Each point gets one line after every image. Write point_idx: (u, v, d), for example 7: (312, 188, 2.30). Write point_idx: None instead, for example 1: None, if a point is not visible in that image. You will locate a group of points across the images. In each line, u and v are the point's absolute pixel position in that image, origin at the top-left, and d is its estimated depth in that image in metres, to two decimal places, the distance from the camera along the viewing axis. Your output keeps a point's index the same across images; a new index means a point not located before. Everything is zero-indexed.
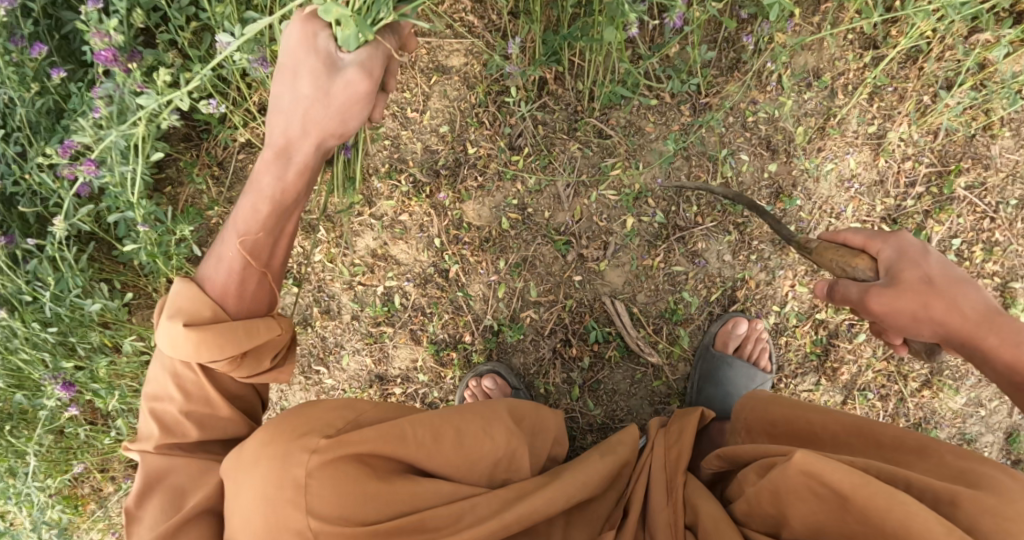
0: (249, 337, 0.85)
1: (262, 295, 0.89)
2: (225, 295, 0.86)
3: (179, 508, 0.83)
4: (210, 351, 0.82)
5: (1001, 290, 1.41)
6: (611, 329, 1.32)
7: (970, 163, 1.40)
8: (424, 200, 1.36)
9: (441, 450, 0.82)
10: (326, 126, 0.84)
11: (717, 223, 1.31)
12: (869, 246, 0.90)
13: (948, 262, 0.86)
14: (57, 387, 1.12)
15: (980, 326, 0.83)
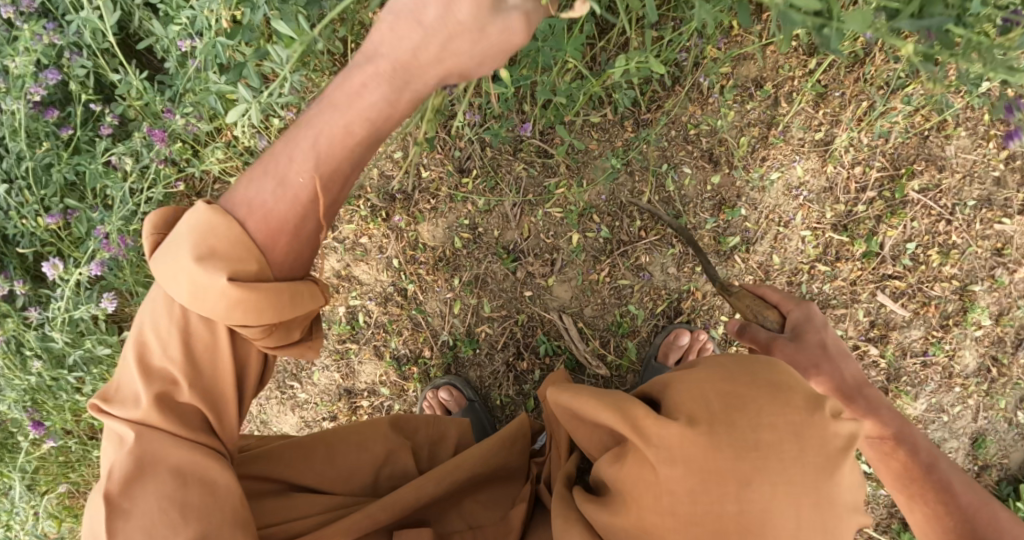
0: (291, 308, 0.78)
1: (303, 249, 0.79)
2: (273, 238, 0.75)
3: (130, 498, 0.76)
4: (255, 310, 0.74)
5: (960, 293, 1.39)
6: (559, 342, 1.38)
7: (924, 166, 1.39)
8: (381, 223, 1.44)
9: (315, 468, 0.98)
10: (459, 68, 0.69)
11: (661, 237, 1.34)
12: (783, 305, 0.97)
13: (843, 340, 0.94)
14: (28, 426, 1.30)
15: (856, 394, 0.90)
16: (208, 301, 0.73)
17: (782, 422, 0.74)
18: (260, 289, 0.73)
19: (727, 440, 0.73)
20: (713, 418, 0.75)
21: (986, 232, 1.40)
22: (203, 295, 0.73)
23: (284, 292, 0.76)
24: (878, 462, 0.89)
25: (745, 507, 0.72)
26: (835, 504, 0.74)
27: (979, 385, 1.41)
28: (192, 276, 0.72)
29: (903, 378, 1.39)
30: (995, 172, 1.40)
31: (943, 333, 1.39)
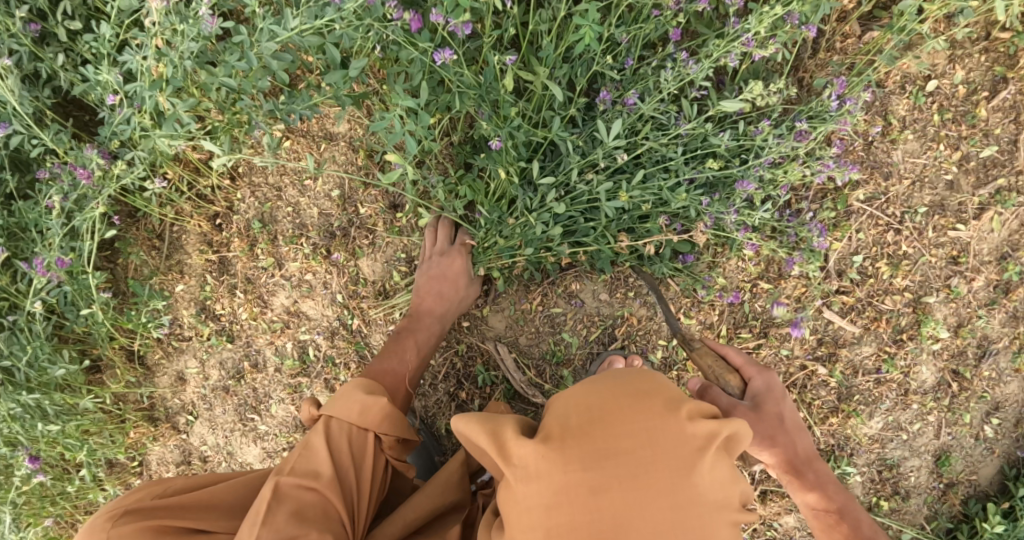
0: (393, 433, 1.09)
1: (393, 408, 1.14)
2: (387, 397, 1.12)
3: None
4: (390, 426, 1.07)
5: (913, 306, 1.33)
6: (496, 372, 1.38)
7: (869, 174, 1.34)
8: (324, 260, 1.47)
9: None
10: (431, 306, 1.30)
11: (590, 263, 1.34)
12: (744, 370, 1.16)
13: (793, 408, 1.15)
14: (26, 459, 1.37)
15: (803, 462, 1.11)
16: (366, 417, 1.06)
17: (638, 429, 0.76)
18: (393, 409, 1.08)
19: (578, 452, 0.75)
20: (568, 434, 0.77)
21: (939, 240, 1.33)
22: (368, 413, 1.06)
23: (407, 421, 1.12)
24: (820, 529, 1.09)
25: (598, 515, 0.73)
26: (694, 506, 0.74)
27: (940, 401, 1.35)
28: (360, 401, 1.07)
29: (856, 397, 1.34)
30: (947, 176, 1.34)
31: (897, 348, 1.33)
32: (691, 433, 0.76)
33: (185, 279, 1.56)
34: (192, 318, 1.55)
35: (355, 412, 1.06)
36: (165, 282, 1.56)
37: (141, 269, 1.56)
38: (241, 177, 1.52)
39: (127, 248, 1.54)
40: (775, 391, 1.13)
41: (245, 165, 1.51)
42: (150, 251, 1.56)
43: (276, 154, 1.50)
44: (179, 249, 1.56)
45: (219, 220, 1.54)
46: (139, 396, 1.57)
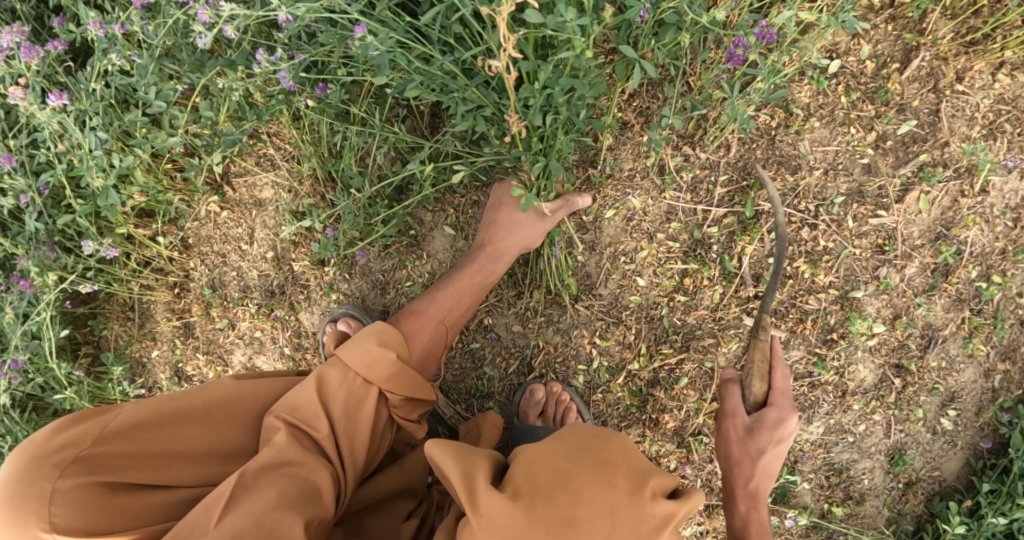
0: (421, 389, 1.08)
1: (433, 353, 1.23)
2: (418, 338, 1.20)
3: (279, 477, 0.91)
4: (396, 386, 1.03)
5: (841, 303, 1.26)
6: (428, 410, 1.41)
7: (776, 170, 1.28)
8: (266, 318, 1.55)
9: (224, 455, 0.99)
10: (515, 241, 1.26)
11: (500, 297, 1.35)
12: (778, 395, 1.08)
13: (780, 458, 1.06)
14: None
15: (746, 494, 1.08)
16: (376, 369, 1.02)
17: (602, 501, 0.76)
18: (401, 366, 1.04)
19: (543, 520, 0.75)
20: (536, 493, 0.77)
21: (862, 229, 1.26)
22: (375, 366, 1.02)
23: (415, 379, 1.08)
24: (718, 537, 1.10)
25: None
26: None
27: (883, 398, 1.28)
28: (370, 352, 1.03)
29: (791, 403, 1.28)
30: (864, 160, 1.26)
31: (827, 349, 1.27)
32: (652, 511, 0.78)
33: (159, 345, 1.66)
34: (168, 381, 1.65)
35: (364, 361, 1.02)
36: (139, 349, 1.67)
37: (119, 342, 1.67)
38: (192, 247, 1.61)
39: (102, 325, 1.65)
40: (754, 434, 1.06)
41: (192, 236, 1.60)
42: (126, 322, 1.66)
43: (217, 224, 1.58)
44: (150, 316, 1.65)
45: (178, 288, 1.63)
46: None
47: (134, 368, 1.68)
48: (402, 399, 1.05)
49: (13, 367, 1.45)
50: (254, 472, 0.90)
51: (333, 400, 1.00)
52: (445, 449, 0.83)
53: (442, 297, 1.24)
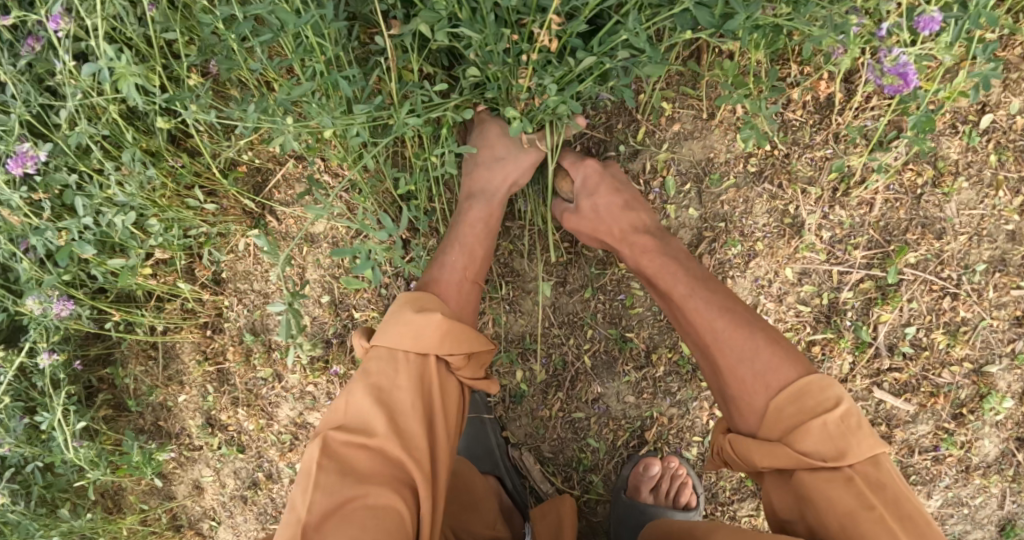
0: (467, 339, 0.93)
1: (468, 304, 1.03)
2: (460, 305, 1.01)
3: (350, 509, 0.81)
4: (453, 345, 0.91)
5: (974, 377, 1.20)
6: (524, 481, 1.27)
7: (920, 234, 1.18)
8: (322, 372, 1.37)
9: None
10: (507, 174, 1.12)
11: (611, 363, 1.21)
12: (571, 167, 1.12)
13: (623, 189, 1.09)
14: None
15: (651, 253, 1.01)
16: (424, 336, 0.90)
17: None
18: (451, 324, 0.92)
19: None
20: None
21: (1002, 300, 1.18)
22: (421, 333, 0.90)
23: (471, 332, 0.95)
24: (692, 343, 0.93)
25: None
26: None
27: (1004, 473, 1.22)
28: (413, 322, 0.91)
29: (912, 476, 1.23)
30: (1008, 226, 1.17)
31: (956, 424, 1.21)
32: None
33: (187, 390, 1.45)
34: (199, 430, 1.45)
35: (433, 334, 0.90)
36: (164, 395, 1.46)
37: (140, 386, 1.46)
38: (225, 283, 1.40)
39: (119, 370, 1.43)
40: (588, 185, 1.08)
41: (226, 270, 1.40)
42: (147, 362, 1.45)
43: (258, 259, 1.38)
44: (175, 359, 1.44)
45: (210, 328, 1.43)
46: (158, 514, 1.48)
47: (157, 414, 1.47)
48: (465, 358, 0.93)
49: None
50: (324, 509, 0.80)
51: (395, 404, 0.87)
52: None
53: (449, 253, 1.06)
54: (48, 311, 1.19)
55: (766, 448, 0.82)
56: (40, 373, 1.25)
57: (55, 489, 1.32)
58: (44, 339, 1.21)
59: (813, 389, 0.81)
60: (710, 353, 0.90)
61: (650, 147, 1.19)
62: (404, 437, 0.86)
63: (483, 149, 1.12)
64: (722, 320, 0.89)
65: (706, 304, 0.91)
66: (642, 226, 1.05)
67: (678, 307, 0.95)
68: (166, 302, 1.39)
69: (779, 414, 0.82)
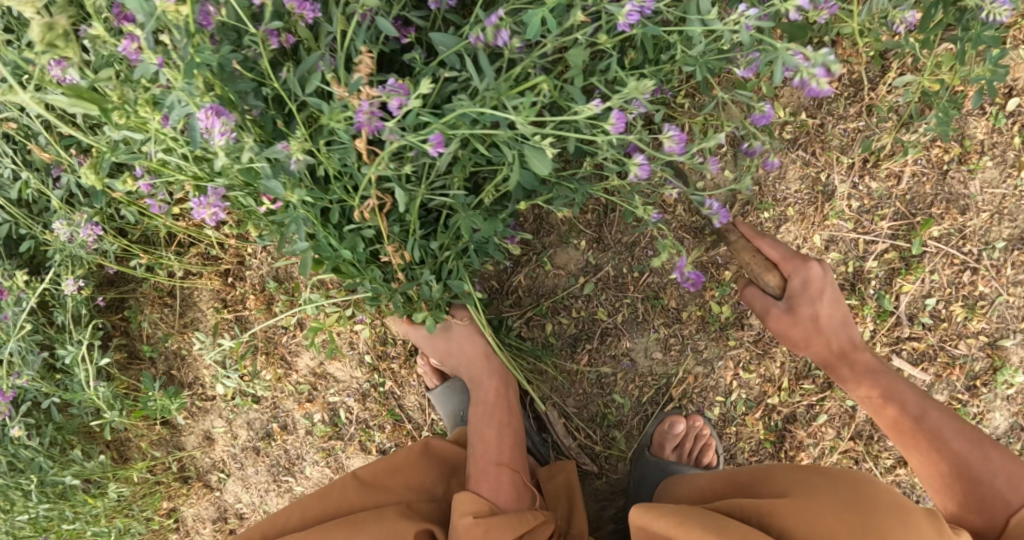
0: (517, 524, 1.01)
1: (506, 481, 1.09)
2: (503, 488, 1.08)
3: None
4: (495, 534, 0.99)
5: (988, 350, 1.23)
6: (545, 436, 1.29)
7: (944, 208, 1.22)
8: (346, 321, 1.36)
9: None
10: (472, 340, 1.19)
11: (641, 319, 1.23)
12: (783, 264, 1.06)
13: (838, 300, 1.06)
14: None
15: (841, 357, 1.06)
16: (466, 533, 0.99)
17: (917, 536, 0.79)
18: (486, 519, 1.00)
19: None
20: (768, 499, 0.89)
21: (1019, 277, 1.22)
22: (462, 526, 1.00)
23: (511, 519, 1.01)
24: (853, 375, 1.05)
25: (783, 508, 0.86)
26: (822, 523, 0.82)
27: (1013, 446, 1.26)
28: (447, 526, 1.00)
29: None
30: None
31: (970, 395, 1.24)
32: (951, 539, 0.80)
33: (203, 337, 1.43)
34: (213, 379, 1.43)
35: (478, 532, 0.99)
36: (181, 343, 1.44)
37: (155, 332, 1.43)
38: (250, 231, 1.38)
39: (135, 315, 1.41)
40: (791, 258, 1.06)
41: (252, 217, 1.37)
42: (162, 309, 1.42)
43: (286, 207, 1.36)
44: (193, 306, 1.42)
45: (231, 276, 1.41)
46: (167, 463, 1.45)
47: (170, 362, 1.45)
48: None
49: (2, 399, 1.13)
50: None
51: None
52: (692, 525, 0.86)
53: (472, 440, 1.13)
54: (76, 235, 1.15)
55: (991, 517, 0.88)
56: (63, 307, 1.22)
57: (66, 430, 1.30)
58: (70, 271, 1.19)
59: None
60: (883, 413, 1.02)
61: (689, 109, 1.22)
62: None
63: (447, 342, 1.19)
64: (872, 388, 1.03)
65: (920, 402, 0.99)
66: (858, 346, 1.07)
67: (876, 385, 1.03)
68: (189, 247, 1.37)
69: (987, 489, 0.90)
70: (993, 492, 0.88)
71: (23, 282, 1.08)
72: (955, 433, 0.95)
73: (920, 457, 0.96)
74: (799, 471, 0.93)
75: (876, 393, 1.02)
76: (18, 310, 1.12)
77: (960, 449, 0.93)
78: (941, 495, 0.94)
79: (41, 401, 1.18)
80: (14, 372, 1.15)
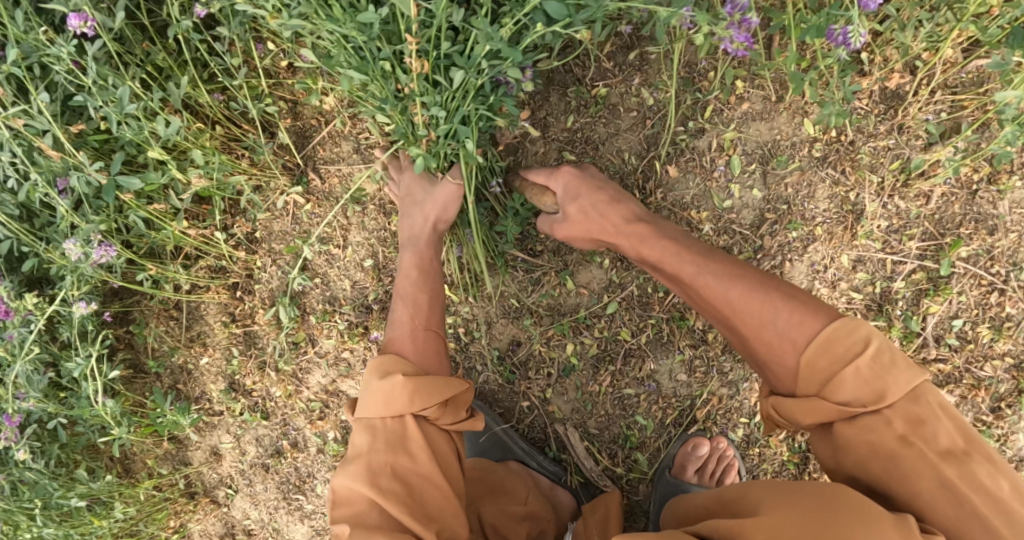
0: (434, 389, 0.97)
1: (432, 353, 1.04)
2: (419, 350, 1.03)
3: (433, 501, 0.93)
4: (424, 398, 0.95)
5: (1014, 372, 1.22)
6: (564, 457, 1.26)
7: (973, 229, 1.20)
8: (360, 338, 1.31)
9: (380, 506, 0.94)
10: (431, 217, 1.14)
11: (666, 340, 1.20)
12: (550, 183, 1.07)
13: (621, 197, 1.04)
14: None
15: (640, 243, 0.98)
16: (392, 402, 0.95)
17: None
18: (416, 381, 0.96)
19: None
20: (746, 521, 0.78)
21: None
22: (392, 398, 0.95)
23: (438, 383, 0.98)
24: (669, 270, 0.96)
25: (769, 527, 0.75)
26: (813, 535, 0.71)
27: None
28: (380, 392, 0.96)
29: None
30: None
31: (994, 417, 1.23)
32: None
33: (210, 352, 1.38)
34: (220, 395, 1.39)
35: (383, 403, 0.95)
36: (188, 357, 1.39)
37: (160, 347, 1.38)
38: (259, 243, 1.32)
39: (140, 329, 1.36)
40: (568, 190, 1.05)
41: (262, 229, 1.32)
42: (168, 323, 1.37)
43: (297, 219, 1.30)
44: (200, 320, 1.37)
45: (240, 290, 1.35)
46: (173, 481, 1.41)
47: (176, 377, 1.40)
48: (440, 406, 0.96)
49: (8, 423, 1.10)
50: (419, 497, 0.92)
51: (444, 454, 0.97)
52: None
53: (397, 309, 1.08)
54: (88, 256, 1.10)
55: (818, 408, 0.80)
56: (68, 323, 1.17)
57: (69, 450, 1.26)
58: (79, 289, 1.14)
59: (838, 337, 0.79)
60: (703, 296, 0.92)
61: (718, 125, 1.19)
62: (391, 498, 0.90)
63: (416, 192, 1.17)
64: (712, 275, 0.90)
65: (713, 275, 0.90)
66: (641, 216, 1.01)
67: (691, 287, 0.92)
68: (197, 260, 1.32)
69: (826, 352, 0.79)
70: (777, 334, 0.83)
71: (31, 303, 1.04)
72: (737, 283, 0.87)
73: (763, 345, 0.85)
74: (782, 491, 0.80)
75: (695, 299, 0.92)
76: (24, 331, 1.08)
77: (743, 306, 0.86)
78: (770, 375, 0.86)
79: (48, 423, 1.14)
80: (18, 394, 1.11)
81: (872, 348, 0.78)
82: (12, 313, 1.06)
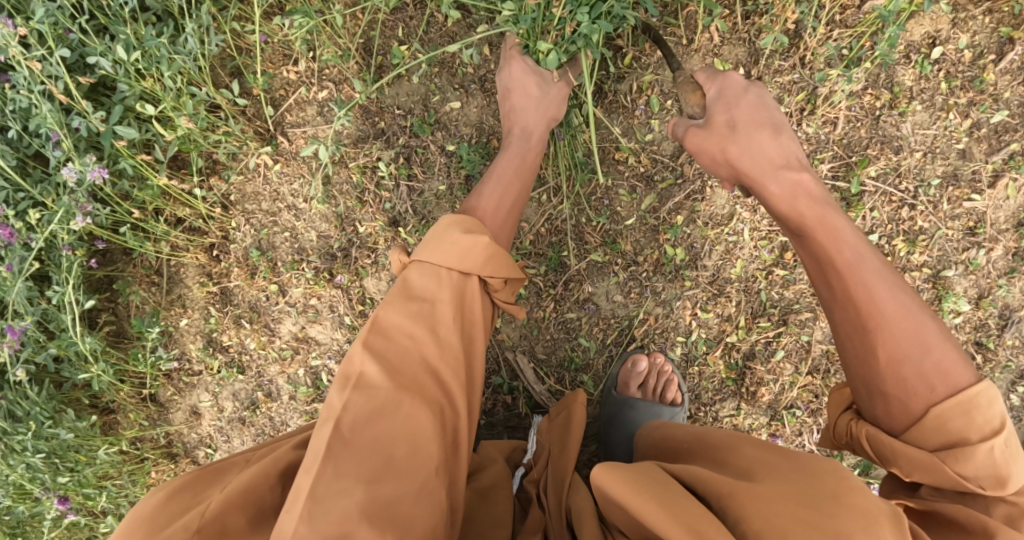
0: (505, 265, 0.95)
1: (506, 230, 1.06)
2: (492, 213, 1.04)
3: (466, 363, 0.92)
4: (496, 268, 0.93)
5: (932, 281, 1.31)
6: (516, 385, 1.35)
7: (879, 150, 1.30)
8: (327, 285, 1.44)
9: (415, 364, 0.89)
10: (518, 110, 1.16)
11: (603, 265, 1.31)
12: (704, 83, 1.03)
13: (762, 109, 0.99)
14: (54, 501, 1.34)
15: (767, 174, 0.95)
16: (467, 257, 0.92)
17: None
18: (498, 248, 0.94)
19: None
20: (765, 499, 0.71)
21: (955, 212, 1.30)
22: (468, 255, 0.92)
23: (507, 258, 0.96)
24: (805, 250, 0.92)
25: (780, 514, 0.69)
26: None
27: None
28: (459, 242, 0.92)
29: None
30: (959, 145, 1.29)
31: None
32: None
33: (189, 313, 1.48)
34: (200, 352, 1.48)
35: (454, 255, 0.92)
36: (168, 318, 1.48)
37: (142, 309, 1.47)
38: (233, 205, 1.44)
39: (125, 289, 1.46)
40: (727, 95, 1.00)
41: (236, 191, 1.44)
42: (149, 287, 1.47)
43: (268, 179, 1.43)
44: (180, 282, 1.48)
45: (216, 250, 1.46)
46: (156, 435, 1.51)
47: None
48: (504, 282, 0.96)
49: (10, 334, 1.20)
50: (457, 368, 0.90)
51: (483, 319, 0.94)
52: (654, 502, 0.71)
53: (487, 188, 1.08)
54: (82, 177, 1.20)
55: (920, 462, 0.78)
56: (58, 266, 1.29)
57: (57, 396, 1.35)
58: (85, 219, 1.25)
59: (980, 403, 0.77)
60: (829, 271, 0.88)
61: (636, 70, 1.28)
62: (439, 351, 0.89)
63: (516, 85, 1.16)
64: (870, 262, 0.86)
65: (889, 289, 0.83)
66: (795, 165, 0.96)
67: (813, 242, 0.90)
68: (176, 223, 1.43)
69: (942, 422, 0.78)
70: (918, 372, 0.80)
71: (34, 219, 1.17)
72: (894, 294, 0.83)
73: (862, 346, 0.83)
74: (771, 451, 0.79)
75: (834, 256, 0.87)
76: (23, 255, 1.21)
77: (892, 313, 0.82)
78: (856, 388, 0.86)
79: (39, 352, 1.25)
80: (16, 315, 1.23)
81: (999, 429, 0.77)
82: (15, 236, 1.20)
